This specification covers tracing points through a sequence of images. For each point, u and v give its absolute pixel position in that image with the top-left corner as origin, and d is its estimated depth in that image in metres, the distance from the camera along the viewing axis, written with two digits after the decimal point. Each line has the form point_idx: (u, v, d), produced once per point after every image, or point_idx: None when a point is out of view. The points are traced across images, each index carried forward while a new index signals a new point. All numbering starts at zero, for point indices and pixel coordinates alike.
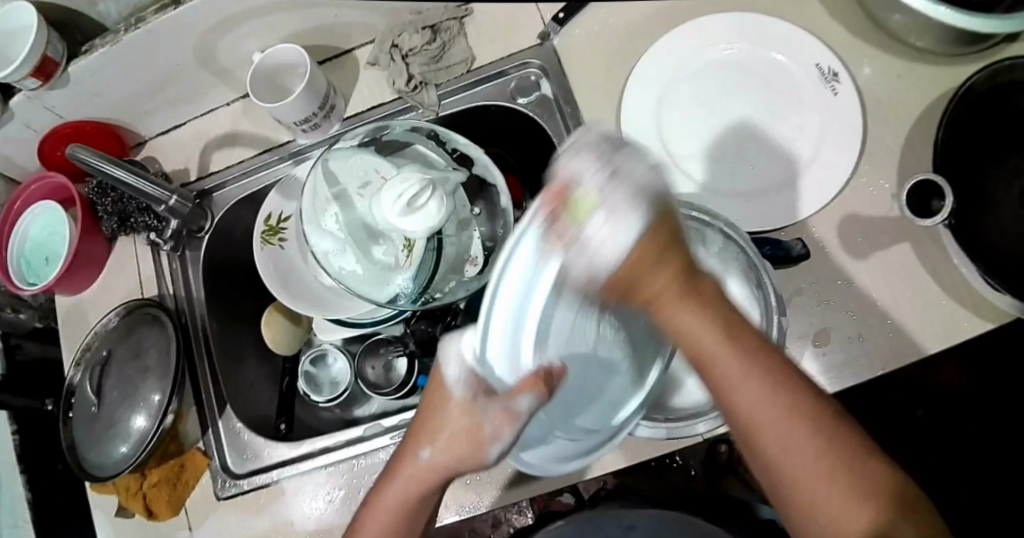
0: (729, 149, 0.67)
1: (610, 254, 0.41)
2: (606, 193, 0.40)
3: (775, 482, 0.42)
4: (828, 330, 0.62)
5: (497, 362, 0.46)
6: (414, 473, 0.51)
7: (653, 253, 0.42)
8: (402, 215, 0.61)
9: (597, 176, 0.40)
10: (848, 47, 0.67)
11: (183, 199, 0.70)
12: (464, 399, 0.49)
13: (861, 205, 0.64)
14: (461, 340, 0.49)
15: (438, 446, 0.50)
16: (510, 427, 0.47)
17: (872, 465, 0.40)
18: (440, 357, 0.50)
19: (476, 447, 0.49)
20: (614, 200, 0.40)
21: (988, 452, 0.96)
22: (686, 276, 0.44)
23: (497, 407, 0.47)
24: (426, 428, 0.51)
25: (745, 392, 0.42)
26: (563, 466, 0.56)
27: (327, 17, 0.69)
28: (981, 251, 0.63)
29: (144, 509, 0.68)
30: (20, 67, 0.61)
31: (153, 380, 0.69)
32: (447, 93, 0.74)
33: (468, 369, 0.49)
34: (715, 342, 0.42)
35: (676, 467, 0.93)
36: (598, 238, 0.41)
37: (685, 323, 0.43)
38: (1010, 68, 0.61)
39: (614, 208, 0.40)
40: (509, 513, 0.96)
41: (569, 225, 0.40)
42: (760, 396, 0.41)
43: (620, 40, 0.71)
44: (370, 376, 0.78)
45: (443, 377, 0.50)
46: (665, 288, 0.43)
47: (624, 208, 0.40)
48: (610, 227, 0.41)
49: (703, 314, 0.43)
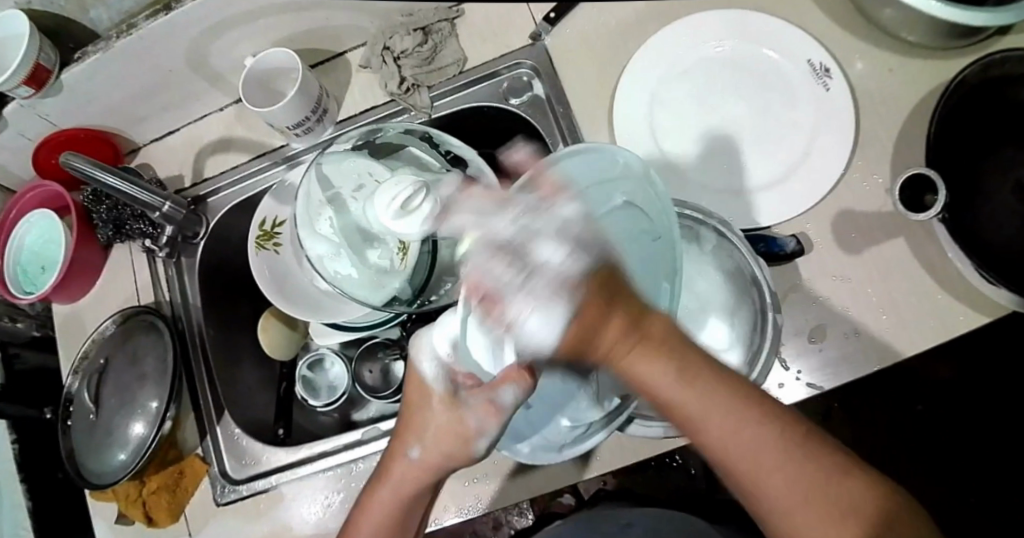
0: (723, 147, 0.67)
1: (545, 335, 0.44)
2: (526, 279, 0.45)
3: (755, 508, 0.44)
4: (824, 326, 0.62)
5: (482, 354, 0.47)
6: (406, 472, 0.50)
7: (595, 312, 0.43)
8: (397, 218, 0.60)
9: (511, 241, 0.48)
10: (837, 42, 0.67)
11: (178, 205, 0.70)
12: (445, 394, 0.48)
13: (854, 200, 0.64)
14: (432, 334, 0.49)
15: (426, 444, 0.49)
16: (496, 420, 0.47)
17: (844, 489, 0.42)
18: (412, 352, 0.50)
19: (462, 444, 0.48)
20: (530, 283, 0.45)
21: (986, 444, 0.97)
22: (638, 321, 0.44)
23: (482, 400, 0.46)
24: (412, 426, 0.50)
25: (711, 432, 0.43)
26: (545, 456, 0.58)
27: (319, 20, 0.69)
28: (979, 245, 0.62)
29: (144, 516, 0.68)
30: (13, 76, 0.61)
31: (151, 386, 0.70)
32: (440, 95, 0.74)
33: (443, 364, 0.49)
34: (681, 393, 0.43)
35: (676, 466, 0.92)
36: (531, 317, 0.45)
37: (645, 371, 0.43)
38: (1002, 63, 0.61)
39: (548, 280, 0.45)
40: (509, 515, 0.96)
41: (497, 298, 0.46)
42: (726, 435, 0.43)
43: (611, 38, 0.71)
44: (368, 380, 0.78)
45: (420, 373, 0.49)
46: (619, 342, 0.43)
47: (550, 271, 0.45)
48: (538, 313, 0.44)
49: (666, 365, 0.43)
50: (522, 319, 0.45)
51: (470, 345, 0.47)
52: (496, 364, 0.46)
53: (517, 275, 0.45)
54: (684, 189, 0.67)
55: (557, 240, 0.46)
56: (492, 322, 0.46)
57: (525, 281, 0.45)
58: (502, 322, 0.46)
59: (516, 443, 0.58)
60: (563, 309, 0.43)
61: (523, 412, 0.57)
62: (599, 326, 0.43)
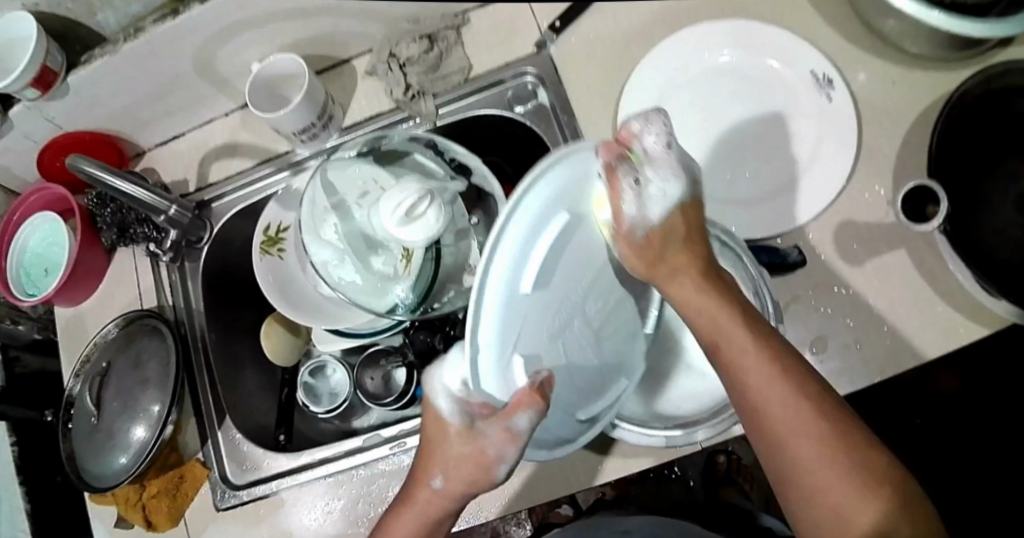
0: (727, 157, 0.68)
1: (651, 214, 0.47)
2: (659, 154, 0.47)
3: (778, 466, 0.46)
4: (825, 337, 0.62)
5: (488, 379, 0.44)
6: (430, 501, 0.50)
7: (681, 234, 0.49)
8: (401, 225, 0.61)
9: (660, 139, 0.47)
10: (842, 54, 0.68)
11: (183, 209, 0.71)
12: (462, 426, 0.47)
13: (856, 212, 0.64)
14: (443, 371, 0.46)
15: (449, 473, 0.49)
16: (516, 445, 0.46)
17: (866, 457, 0.45)
18: (425, 385, 0.48)
19: (485, 470, 0.48)
20: (662, 156, 0.47)
21: (987, 460, 0.97)
22: (705, 268, 0.50)
23: (499, 428, 0.46)
24: (432, 456, 0.50)
25: (756, 379, 0.46)
26: (542, 457, 0.52)
27: (325, 26, 0.70)
28: (980, 258, 0.63)
29: (144, 520, 0.68)
30: (20, 78, 0.61)
31: (153, 390, 0.69)
32: (445, 103, 0.74)
33: (457, 399, 0.47)
34: (741, 338, 0.48)
35: (675, 478, 0.93)
36: (651, 191, 0.47)
37: (708, 307, 0.49)
38: (1005, 74, 0.61)
39: (663, 174, 0.47)
40: (507, 525, 0.93)
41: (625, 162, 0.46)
42: (773, 384, 0.46)
43: (616, 48, 0.71)
44: (370, 388, 0.78)
45: (435, 409, 0.47)
46: (687, 265, 0.49)
47: (671, 157, 0.47)
48: (659, 181, 0.47)
49: (731, 308, 0.49)
50: (645, 185, 0.47)
51: (477, 349, 0.43)
52: (504, 386, 0.44)
53: (642, 164, 0.47)
54: None
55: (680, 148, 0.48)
56: (499, 322, 0.43)
57: (650, 156, 0.47)
58: (626, 188, 0.46)
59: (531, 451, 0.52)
60: (676, 194, 0.47)
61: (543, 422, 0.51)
62: (674, 241, 0.49)
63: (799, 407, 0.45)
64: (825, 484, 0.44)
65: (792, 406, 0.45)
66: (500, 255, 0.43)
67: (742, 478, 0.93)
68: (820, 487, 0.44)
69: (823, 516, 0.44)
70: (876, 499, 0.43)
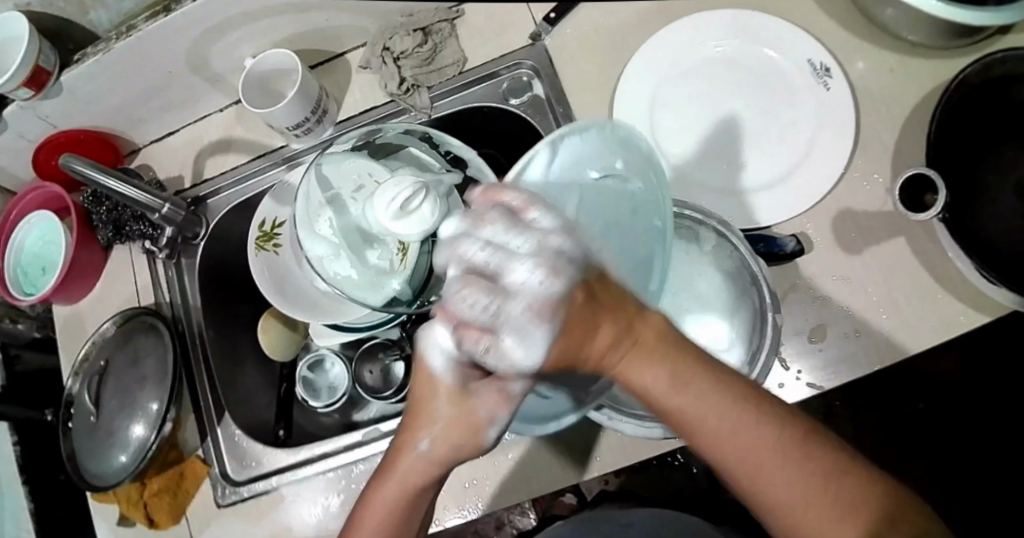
0: (724, 146, 0.67)
1: (523, 361, 0.44)
2: (498, 313, 0.44)
3: (753, 502, 0.43)
4: (825, 326, 0.62)
5: (483, 344, 0.47)
6: (415, 465, 0.48)
7: (574, 344, 0.43)
8: (396, 218, 0.61)
9: (489, 263, 0.45)
10: (840, 41, 0.67)
11: (177, 206, 0.70)
12: (455, 386, 0.48)
13: (854, 200, 0.64)
14: (437, 329, 0.48)
15: (436, 436, 0.48)
16: (507, 407, 0.48)
17: (847, 484, 0.41)
18: (419, 346, 0.49)
19: (474, 433, 0.47)
20: (505, 309, 0.44)
21: (989, 444, 0.97)
22: (632, 322, 0.44)
23: (492, 388, 0.48)
24: (421, 417, 0.49)
25: (712, 432, 0.42)
26: (550, 429, 0.56)
27: (320, 21, 0.69)
28: (980, 244, 0.62)
29: (145, 517, 0.68)
30: (12, 78, 0.61)
31: (150, 388, 0.70)
32: (440, 95, 0.74)
33: (451, 359, 0.48)
34: (682, 391, 0.42)
35: (679, 464, 0.91)
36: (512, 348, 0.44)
37: (645, 370, 0.43)
38: (1003, 61, 0.60)
39: (527, 303, 0.44)
40: (512, 515, 0.95)
41: (469, 327, 0.45)
42: (733, 434, 0.42)
43: (612, 38, 0.71)
44: (369, 381, 0.78)
45: (429, 367, 0.49)
46: (614, 342, 0.43)
47: (518, 307, 0.44)
48: (516, 338, 0.44)
49: (662, 366, 0.43)
50: (501, 340, 0.44)
51: (469, 325, 0.46)
52: (497, 342, 0.47)
53: (488, 306, 0.44)
54: (685, 189, 0.67)
55: (522, 264, 0.44)
56: (466, 392, 0.48)
57: (497, 316, 0.44)
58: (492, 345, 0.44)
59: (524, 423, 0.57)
60: (548, 337, 0.43)
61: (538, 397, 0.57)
62: (595, 339, 0.42)
63: (763, 450, 0.41)
64: (803, 522, 0.41)
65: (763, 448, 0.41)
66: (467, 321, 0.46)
67: None
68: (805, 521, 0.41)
69: None
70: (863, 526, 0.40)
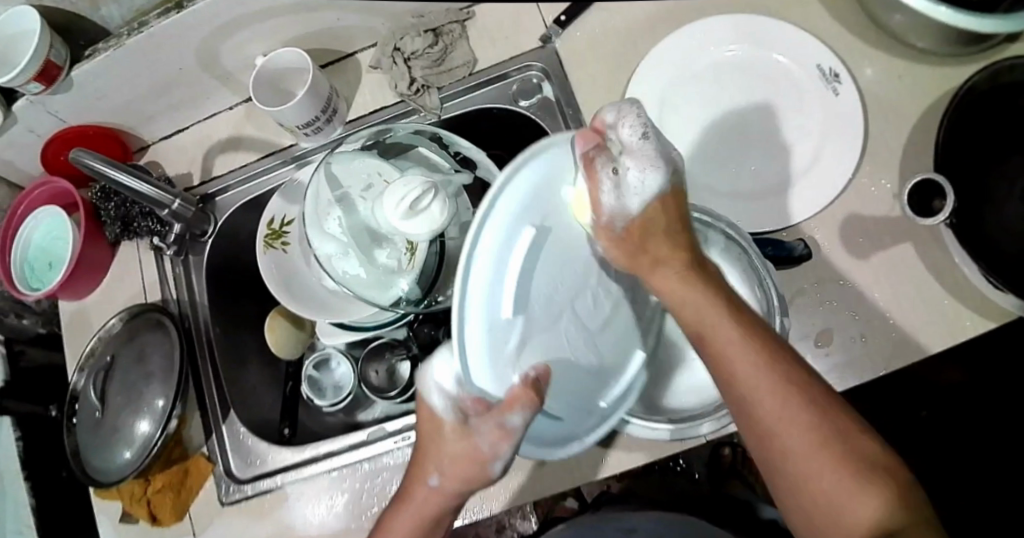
0: (733, 149, 0.67)
1: (630, 205, 0.48)
2: (637, 144, 0.48)
3: (767, 453, 0.44)
4: (831, 331, 0.62)
5: (483, 375, 0.45)
6: (427, 499, 0.51)
7: (662, 220, 0.48)
8: (404, 219, 0.61)
9: (628, 119, 0.48)
10: (849, 48, 0.67)
11: (187, 203, 0.71)
12: (457, 422, 0.49)
13: (864, 206, 0.64)
14: (433, 369, 0.49)
15: (444, 471, 0.50)
16: (507, 443, 0.47)
17: (863, 446, 0.43)
18: (419, 386, 0.50)
19: (478, 467, 0.49)
20: (642, 146, 0.48)
21: (989, 456, 0.96)
22: (688, 257, 0.49)
23: (493, 426, 0.47)
24: (430, 454, 0.51)
25: (749, 368, 0.44)
26: (569, 448, 0.55)
27: (330, 20, 0.69)
28: (988, 252, 0.62)
29: (149, 515, 0.68)
30: (22, 72, 0.61)
31: (157, 384, 0.69)
32: (450, 96, 0.74)
33: (451, 397, 0.49)
34: (716, 320, 0.46)
35: (681, 470, 0.92)
36: (623, 191, 0.47)
37: (687, 296, 0.47)
38: (1011, 69, 0.61)
39: (647, 162, 0.47)
40: (512, 518, 0.94)
41: (603, 157, 0.47)
42: (763, 378, 0.44)
43: (623, 40, 0.71)
44: (374, 381, 0.78)
45: (429, 407, 0.49)
46: (671, 255, 0.48)
47: (650, 149, 0.48)
48: (637, 174, 0.47)
49: (703, 292, 0.47)
50: (623, 177, 0.47)
51: (466, 351, 0.44)
52: (500, 382, 0.45)
53: (630, 139, 0.48)
54: (693, 191, 0.67)
55: (637, 161, 0.47)
56: (487, 357, 0.44)
57: (630, 150, 0.48)
58: (604, 177, 0.47)
59: (532, 445, 0.53)
60: (658, 186, 0.48)
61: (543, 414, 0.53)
62: (653, 233, 0.48)
63: (789, 399, 0.43)
64: (825, 479, 0.42)
65: (785, 395, 0.43)
66: (478, 261, 0.44)
67: (746, 467, 0.92)
68: (812, 479, 0.42)
69: (818, 510, 0.42)
70: (874, 496, 0.41)
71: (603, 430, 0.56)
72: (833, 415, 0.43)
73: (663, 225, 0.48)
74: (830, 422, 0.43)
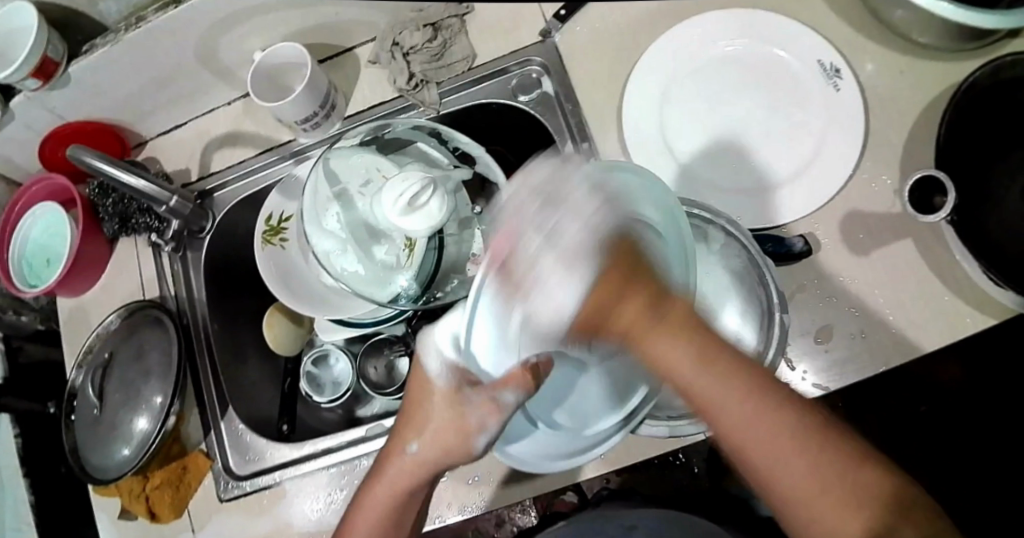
0: (733, 144, 0.67)
1: (563, 299, 0.46)
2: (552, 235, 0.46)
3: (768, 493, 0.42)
4: (832, 327, 0.62)
5: (485, 352, 0.50)
6: (403, 468, 0.51)
7: (618, 281, 0.44)
8: (403, 215, 0.60)
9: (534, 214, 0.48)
10: (850, 42, 0.67)
11: (184, 200, 0.70)
12: (447, 388, 0.50)
13: (865, 201, 0.64)
14: (437, 332, 0.52)
15: (426, 440, 0.51)
16: (496, 417, 0.49)
17: (863, 476, 0.40)
18: (419, 348, 0.52)
19: (463, 439, 0.49)
20: (558, 232, 0.46)
21: (989, 453, 0.96)
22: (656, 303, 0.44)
23: (483, 397, 0.49)
24: (414, 420, 0.52)
25: (732, 419, 0.42)
26: (548, 463, 0.56)
27: (329, 15, 0.69)
28: (988, 248, 0.62)
29: (147, 512, 0.67)
30: (20, 68, 0.61)
31: (155, 382, 0.69)
32: (449, 92, 0.74)
33: (449, 363, 0.51)
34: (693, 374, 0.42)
35: (680, 464, 0.92)
36: (546, 296, 0.47)
37: (668, 356, 0.43)
38: (1014, 64, 0.60)
39: (576, 237, 0.46)
40: (512, 513, 0.96)
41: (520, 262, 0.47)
42: (750, 422, 0.41)
43: (623, 35, 0.70)
44: (372, 376, 0.78)
45: (425, 369, 0.51)
46: (638, 319, 0.44)
47: (574, 230, 0.46)
48: (560, 272, 0.46)
49: (683, 344, 0.42)
50: (546, 279, 0.47)
51: (474, 325, 0.50)
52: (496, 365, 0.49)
53: (540, 236, 0.47)
54: (692, 187, 0.67)
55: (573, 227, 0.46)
56: (493, 342, 0.50)
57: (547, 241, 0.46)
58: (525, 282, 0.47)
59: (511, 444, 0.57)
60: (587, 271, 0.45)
61: (523, 414, 0.57)
62: (614, 309, 0.44)
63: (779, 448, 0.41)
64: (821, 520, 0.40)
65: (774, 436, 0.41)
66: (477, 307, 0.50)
67: None
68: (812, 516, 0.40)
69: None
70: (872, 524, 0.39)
71: (594, 456, 0.55)
72: (826, 446, 0.41)
73: (619, 296, 0.44)
74: (826, 451, 0.41)
